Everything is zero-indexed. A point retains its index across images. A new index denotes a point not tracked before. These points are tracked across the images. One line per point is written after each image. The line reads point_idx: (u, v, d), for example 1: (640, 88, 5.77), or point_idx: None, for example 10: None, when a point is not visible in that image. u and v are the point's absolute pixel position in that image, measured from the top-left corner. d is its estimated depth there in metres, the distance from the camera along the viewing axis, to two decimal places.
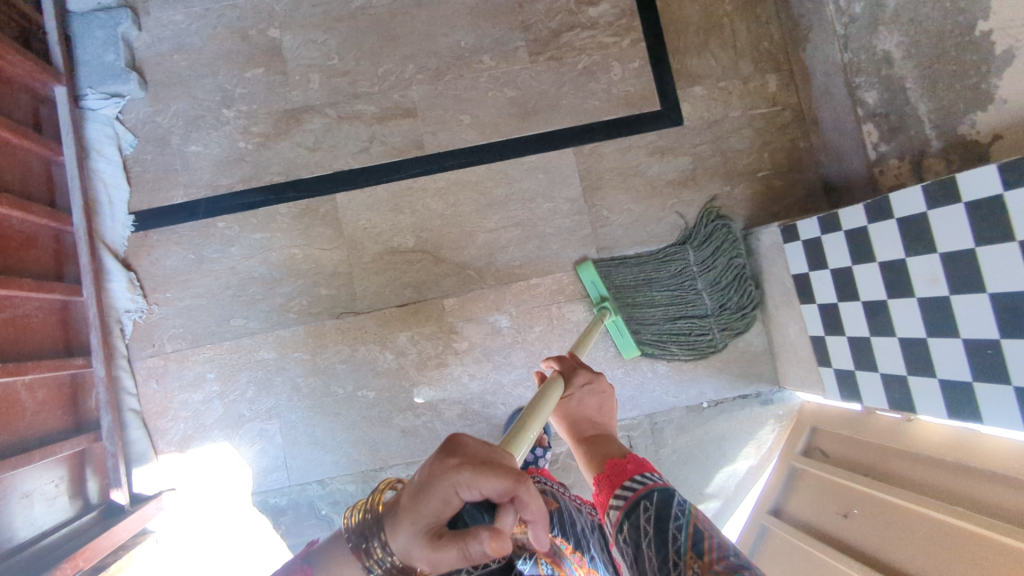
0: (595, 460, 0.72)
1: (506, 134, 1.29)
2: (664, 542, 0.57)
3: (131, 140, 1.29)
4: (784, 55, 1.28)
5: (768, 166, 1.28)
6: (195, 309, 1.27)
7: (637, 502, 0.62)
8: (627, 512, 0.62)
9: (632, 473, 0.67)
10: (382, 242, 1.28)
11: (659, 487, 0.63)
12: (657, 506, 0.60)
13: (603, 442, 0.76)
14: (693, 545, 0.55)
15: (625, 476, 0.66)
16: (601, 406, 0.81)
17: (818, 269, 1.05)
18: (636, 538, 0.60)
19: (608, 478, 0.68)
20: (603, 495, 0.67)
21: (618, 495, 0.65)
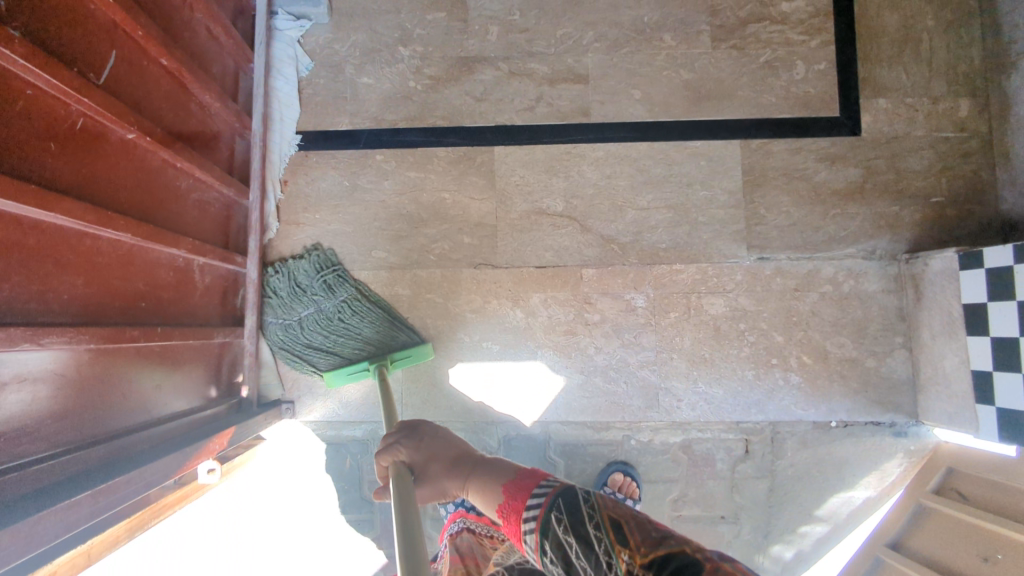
0: (487, 487, 0.69)
1: (675, 115, 1.27)
2: (590, 547, 0.58)
3: (307, 64, 1.32)
4: (982, 82, 1.22)
5: (944, 193, 1.22)
6: (340, 234, 1.29)
7: (548, 515, 0.61)
8: (544, 530, 0.61)
9: (536, 484, 0.65)
10: (531, 202, 1.28)
11: (561, 489, 0.63)
12: (568, 512, 0.60)
13: (492, 465, 0.71)
14: (619, 537, 0.57)
15: (524, 496, 0.65)
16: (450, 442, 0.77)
17: (1001, 300, 0.99)
18: (563, 552, 0.59)
19: (513, 501, 0.65)
20: (513, 522, 0.65)
21: (529, 516, 0.63)
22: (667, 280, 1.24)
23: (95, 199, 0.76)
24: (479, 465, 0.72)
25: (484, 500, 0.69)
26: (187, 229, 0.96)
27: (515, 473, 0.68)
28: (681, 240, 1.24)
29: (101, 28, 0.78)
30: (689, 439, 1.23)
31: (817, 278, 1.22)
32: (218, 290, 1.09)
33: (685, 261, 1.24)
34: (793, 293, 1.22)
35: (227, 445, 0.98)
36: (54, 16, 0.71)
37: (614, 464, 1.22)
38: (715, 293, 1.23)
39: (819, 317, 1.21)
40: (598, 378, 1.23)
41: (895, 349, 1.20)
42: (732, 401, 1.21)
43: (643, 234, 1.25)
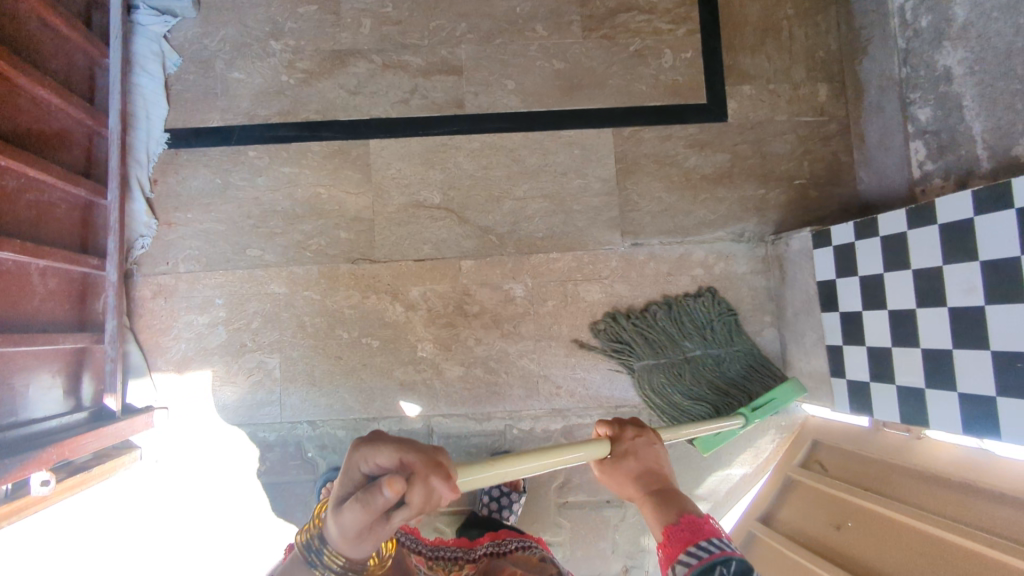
0: (668, 506, 0.63)
1: (549, 105, 1.28)
2: None
3: (175, 60, 1.29)
4: (838, 67, 1.27)
5: (806, 175, 1.26)
6: (213, 234, 1.26)
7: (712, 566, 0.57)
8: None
9: (711, 536, 0.60)
10: (408, 194, 1.27)
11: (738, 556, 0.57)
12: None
13: (681, 493, 0.65)
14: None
15: (699, 536, 0.60)
16: (659, 457, 0.69)
17: (846, 276, 1.03)
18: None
19: (679, 534, 0.60)
20: (672, 550, 0.60)
21: (691, 555, 0.58)
22: (545, 269, 1.25)
23: None
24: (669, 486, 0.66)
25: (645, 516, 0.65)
26: (17, 231, 0.93)
27: (697, 514, 0.62)
28: (557, 229, 1.26)
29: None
30: (571, 425, 1.23)
31: (688, 262, 1.25)
32: (69, 294, 1.05)
33: (561, 249, 1.25)
34: (666, 277, 1.24)
35: (75, 452, 0.94)
36: None
37: (498, 454, 1.22)
38: (591, 280, 1.24)
39: (692, 300, 1.24)
40: (478, 369, 1.24)
41: (763, 328, 1.23)
42: (609, 384, 1.23)
43: (520, 224, 1.26)
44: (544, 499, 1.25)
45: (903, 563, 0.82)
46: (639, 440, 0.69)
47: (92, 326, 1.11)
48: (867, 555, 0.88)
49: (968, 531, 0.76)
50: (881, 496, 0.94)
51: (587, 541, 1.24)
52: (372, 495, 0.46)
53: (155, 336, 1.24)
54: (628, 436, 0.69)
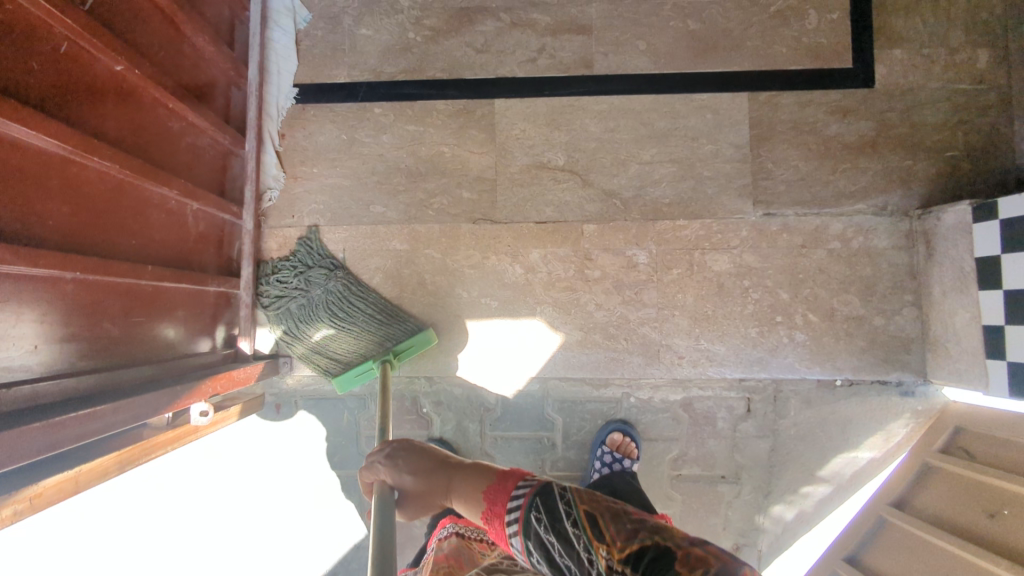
0: (472, 491, 0.73)
1: (681, 67, 1.24)
2: (570, 544, 0.61)
3: (306, 16, 1.29)
4: (1001, 31, 1.17)
5: (960, 147, 1.18)
6: (338, 189, 1.28)
7: (529, 516, 0.65)
8: (525, 531, 0.65)
9: (517, 482, 0.70)
10: (532, 155, 1.25)
11: (540, 489, 0.67)
12: (547, 513, 0.64)
13: (477, 469, 0.75)
14: (595, 533, 0.60)
15: (505, 496, 0.69)
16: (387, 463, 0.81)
17: (1017, 252, 0.95)
18: (545, 550, 0.63)
19: (494, 505, 0.70)
20: (497, 525, 0.69)
21: (510, 518, 0.67)
22: (671, 236, 1.21)
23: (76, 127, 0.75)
24: (450, 472, 0.76)
25: (469, 509, 0.74)
26: (179, 173, 0.96)
27: (496, 477, 0.72)
28: (686, 195, 1.22)
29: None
30: (689, 396, 1.20)
31: (825, 235, 1.19)
32: (213, 239, 1.08)
33: (689, 216, 1.21)
34: (800, 250, 1.19)
35: (223, 390, 0.98)
36: None
37: (613, 422, 1.20)
38: (719, 250, 1.20)
39: (826, 274, 1.18)
40: (597, 335, 1.21)
41: (903, 307, 1.17)
42: (734, 357, 1.19)
43: (645, 189, 1.23)
44: (658, 473, 1.22)
45: None
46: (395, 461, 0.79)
47: (229, 272, 1.14)
48: None
49: None
50: None
51: (699, 516, 1.22)
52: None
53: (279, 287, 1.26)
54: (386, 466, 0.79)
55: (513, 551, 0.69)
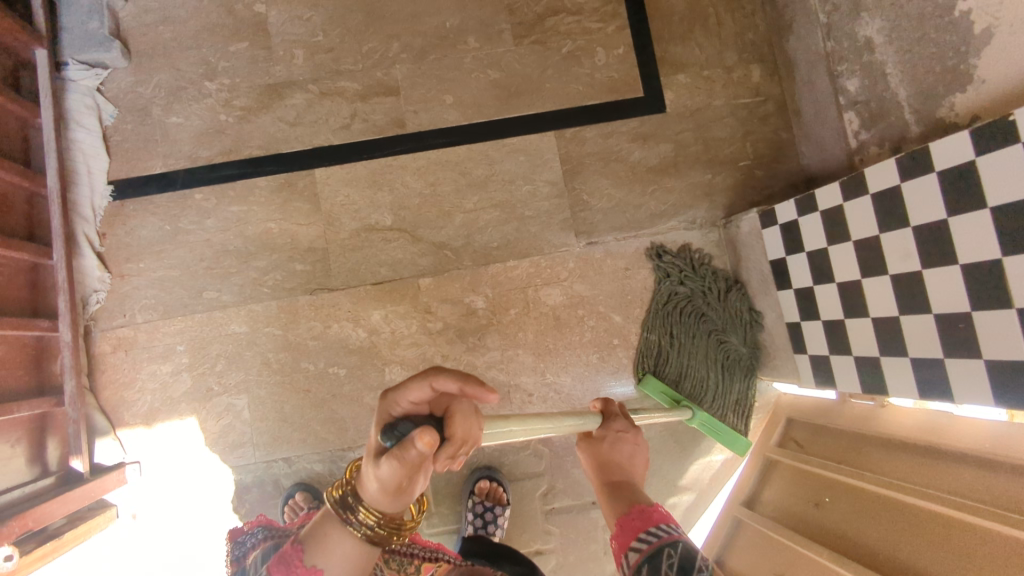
0: (620, 505, 0.76)
1: (488, 114, 1.29)
2: None
3: (112, 112, 1.28)
4: (767, 48, 1.29)
5: (750, 156, 1.28)
6: (168, 281, 1.25)
7: (660, 549, 0.66)
8: (649, 558, 0.67)
9: (658, 521, 0.71)
10: (359, 219, 1.27)
11: (682, 539, 0.67)
12: (682, 561, 0.64)
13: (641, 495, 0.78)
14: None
15: (648, 522, 0.71)
16: (631, 453, 0.88)
17: (795, 253, 1.04)
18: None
19: (628, 523, 0.71)
20: (624, 538, 0.71)
21: (637, 541, 0.69)
22: (504, 278, 1.26)
23: None
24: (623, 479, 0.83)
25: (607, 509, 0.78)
26: None
27: (642, 508, 0.73)
28: (511, 236, 1.26)
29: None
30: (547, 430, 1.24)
31: (644, 255, 1.26)
32: (21, 360, 1.05)
33: (518, 256, 1.26)
34: (625, 273, 1.26)
35: (42, 522, 0.95)
36: None
37: (479, 470, 1.23)
38: (551, 284, 1.25)
39: (652, 292, 1.26)
40: None
41: None
42: (581, 385, 1.23)
43: (473, 236, 1.26)
44: (529, 508, 1.25)
45: (875, 530, 0.84)
46: (626, 428, 0.88)
47: (49, 389, 1.10)
48: (839, 526, 0.91)
49: (935, 495, 0.78)
50: (853, 468, 0.95)
51: (577, 545, 1.24)
52: (405, 450, 0.47)
53: (120, 390, 1.23)
54: (614, 426, 0.90)
55: (619, 564, 0.72)
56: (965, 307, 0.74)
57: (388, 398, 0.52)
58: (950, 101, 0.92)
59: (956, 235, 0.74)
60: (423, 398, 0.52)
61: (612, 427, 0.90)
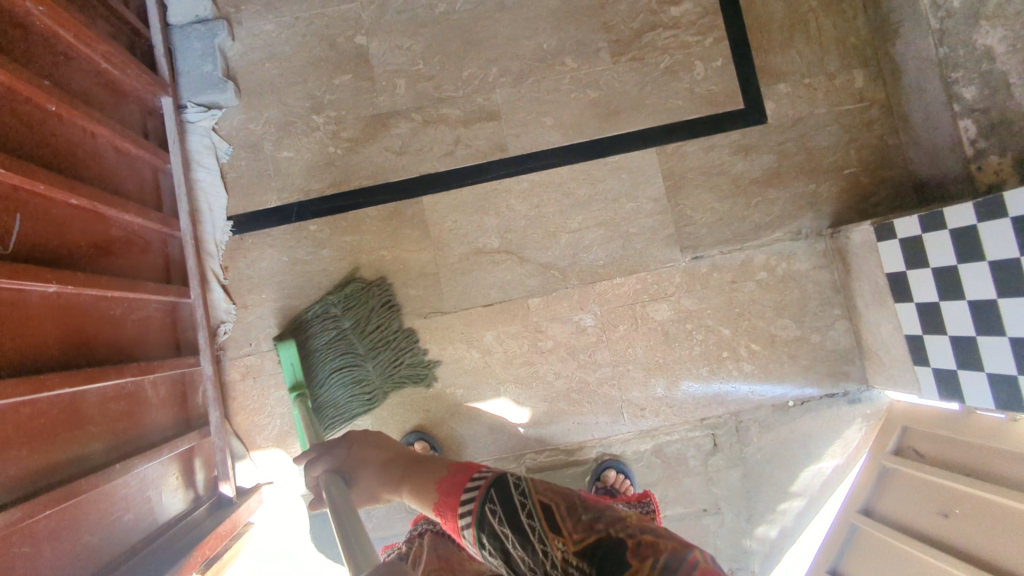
0: (423, 488, 0.87)
1: (589, 134, 1.30)
2: (526, 536, 0.72)
3: (227, 149, 1.32)
4: (871, 52, 1.28)
5: (855, 164, 1.27)
6: (290, 310, 1.31)
7: (485, 509, 0.77)
8: (481, 523, 0.76)
9: (468, 479, 0.82)
10: (468, 243, 1.30)
11: (494, 480, 0.79)
12: (505, 505, 0.75)
13: (422, 470, 0.90)
14: (551, 525, 0.71)
15: (460, 489, 0.82)
16: (378, 443, 0.98)
17: (918, 268, 1.04)
18: (499, 540, 0.74)
19: (448, 502, 0.81)
20: (452, 519, 0.81)
21: (465, 513, 0.79)
22: (611, 295, 1.28)
23: (29, 360, 0.79)
24: (404, 470, 0.92)
25: (421, 500, 0.87)
26: (129, 354, 0.99)
27: (447, 471, 0.85)
28: (617, 254, 1.29)
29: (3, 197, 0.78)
30: (657, 443, 1.28)
31: (751, 266, 1.27)
32: (175, 396, 1.12)
33: (624, 273, 1.28)
34: (732, 285, 1.27)
35: (210, 551, 1.01)
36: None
37: (605, 460, 1.27)
38: (657, 299, 1.28)
39: (760, 304, 1.27)
40: (562, 403, 1.28)
41: (834, 321, 1.26)
42: (691, 400, 1.27)
43: (579, 255, 1.29)
44: None
45: (1017, 548, 0.85)
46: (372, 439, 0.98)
47: (197, 421, 1.17)
48: (976, 541, 0.92)
49: None
50: (983, 480, 0.95)
51: None
52: None
53: (250, 415, 1.30)
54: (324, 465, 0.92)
55: (464, 542, 0.81)
56: None
57: None
58: None
59: None
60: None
61: (344, 457, 0.97)
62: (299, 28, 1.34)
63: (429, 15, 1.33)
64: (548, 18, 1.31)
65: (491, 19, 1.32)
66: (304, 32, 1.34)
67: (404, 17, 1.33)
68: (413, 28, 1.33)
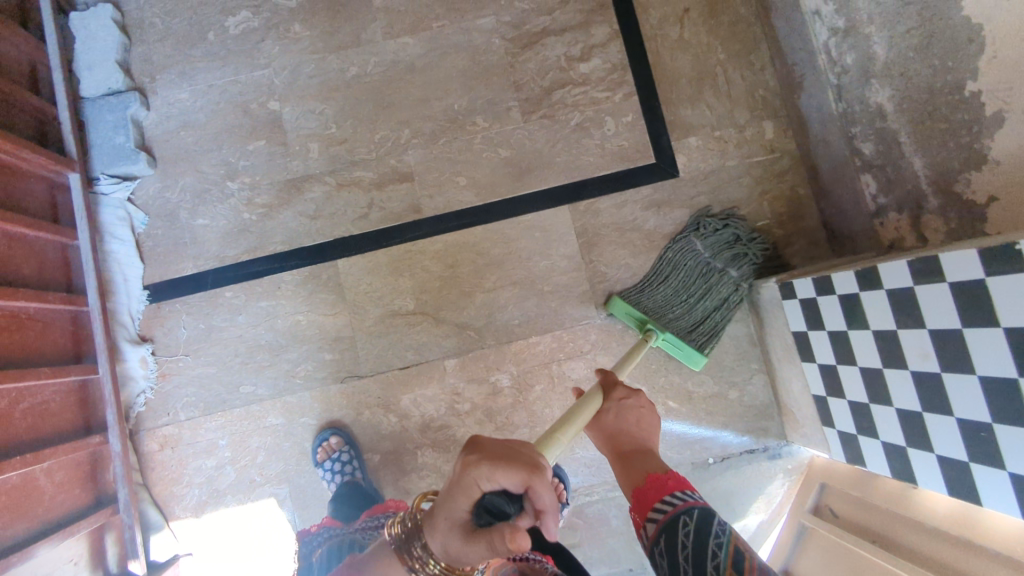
0: (637, 471, 0.73)
1: (502, 193, 1.30)
2: (702, 562, 0.57)
3: (142, 218, 1.32)
4: (780, 103, 1.27)
5: (768, 216, 1.27)
6: (206, 377, 1.30)
7: (675, 517, 0.63)
8: (666, 526, 0.63)
9: (673, 490, 0.67)
10: (383, 305, 1.30)
11: (702, 506, 0.64)
12: (696, 525, 0.61)
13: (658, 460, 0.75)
14: (733, 565, 0.55)
15: (666, 490, 0.67)
16: (639, 422, 0.83)
17: (817, 330, 1.03)
18: (671, 554, 0.61)
19: (646, 493, 0.68)
20: (639, 509, 0.68)
21: (659, 508, 0.66)
22: (527, 355, 1.27)
23: None
24: (637, 451, 0.77)
25: (623, 483, 0.74)
26: (14, 444, 0.99)
27: (666, 472, 0.71)
28: (532, 313, 1.28)
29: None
30: (579, 503, 1.26)
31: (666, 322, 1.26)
32: (79, 478, 1.12)
33: (540, 332, 1.27)
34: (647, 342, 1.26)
35: None
36: None
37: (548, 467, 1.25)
38: (573, 358, 1.27)
39: (676, 361, 1.26)
40: None
41: (752, 376, 1.24)
42: None
43: (494, 315, 1.28)
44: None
45: None
46: (628, 397, 0.84)
47: (106, 498, 1.17)
48: None
49: None
50: (886, 549, 0.90)
51: None
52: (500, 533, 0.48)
53: (169, 485, 1.29)
54: (616, 396, 0.85)
55: (642, 540, 0.68)
56: (987, 419, 0.72)
57: (478, 471, 0.50)
58: (967, 178, 0.90)
59: (972, 347, 0.73)
60: (510, 493, 0.50)
61: (614, 403, 0.85)
62: (212, 95, 1.35)
63: (341, 79, 1.33)
64: (459, 79, 1.32)
65: (403, 81, 1.33)
66: (218, 99, 1.35)
67: (316, 81, 1.34)
68: (325, 92, 1.33)
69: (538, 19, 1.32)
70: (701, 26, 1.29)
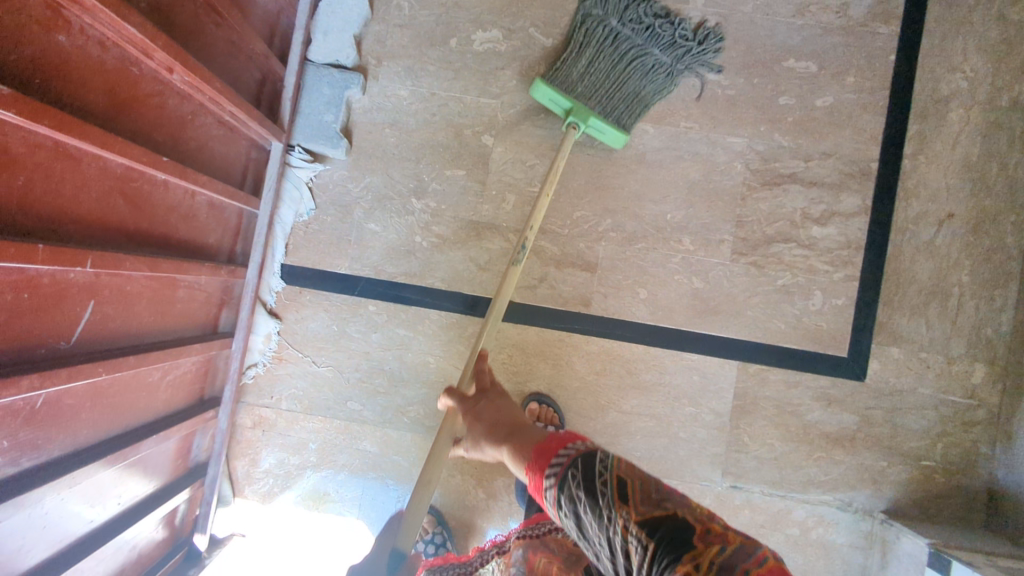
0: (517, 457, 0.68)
1: (677, 323, 1.22)
2: (594, 501, 0.55)
3: (309, 208, 1.25)
4: (1001, 353, 1.18)
5: (936, 458, 1.19)
6: (321, 379, 1.26)
7: (567, 470, 0.60)
8: (562, 484, 0.59)
9: (561, 446, 0.64)
10: (515, 382, 1.24)
11: (584, 453, 0.61)
12: (584, 472, 0.58)
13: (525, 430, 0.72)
14: (620, 495, 0.54)
15: (550, 453, 0.63)
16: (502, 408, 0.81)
17: None
18: (575, 510, 0.57)
19: (537, 464, 0.64)
20: (536, 480, 0.63)
21: (549, 472, 0.61)
22: None
23: (65, 454, 0.79)
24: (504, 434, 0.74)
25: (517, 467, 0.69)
26: (152, 416, 0.98)
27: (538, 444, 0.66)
28: (658, 452, 1.22)
29: (81, 288, 0.76)
30: None
31: (785, 519, 1.21)
32: (183, 446, 1.11)
33: (656, 474, 1.22)
34: (758, 529, 1.21)
35: None
36: (41, 306, 0.71)
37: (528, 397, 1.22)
38: None
39: None
40: None
41: None
42: None
43: (618, 439, 1.23)
44: None
45: None
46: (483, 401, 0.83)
47: (197, 466, 1.17)
48: None
49: None
50: None
51: None
52: None
53: (246, 464, 1.27)
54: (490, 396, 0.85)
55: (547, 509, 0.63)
56: None
57: None
58: None
59: None
60: None
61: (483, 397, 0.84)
62: (431, 104, 1.24)
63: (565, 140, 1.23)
64: (684, 189, 1.22)
65: (626, 168, 1.22)
66: (434, 110, 1.24)
67: (539, 132, 1.23)
68: (543, 147, 1.23)
69: (790, 160, 1.21)
70: (956, 237, 1.19)
